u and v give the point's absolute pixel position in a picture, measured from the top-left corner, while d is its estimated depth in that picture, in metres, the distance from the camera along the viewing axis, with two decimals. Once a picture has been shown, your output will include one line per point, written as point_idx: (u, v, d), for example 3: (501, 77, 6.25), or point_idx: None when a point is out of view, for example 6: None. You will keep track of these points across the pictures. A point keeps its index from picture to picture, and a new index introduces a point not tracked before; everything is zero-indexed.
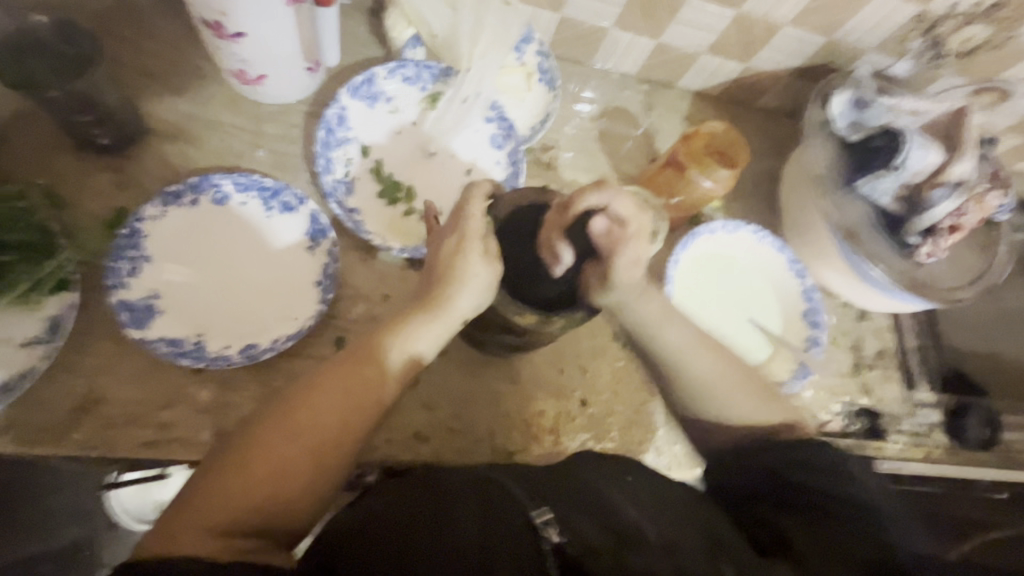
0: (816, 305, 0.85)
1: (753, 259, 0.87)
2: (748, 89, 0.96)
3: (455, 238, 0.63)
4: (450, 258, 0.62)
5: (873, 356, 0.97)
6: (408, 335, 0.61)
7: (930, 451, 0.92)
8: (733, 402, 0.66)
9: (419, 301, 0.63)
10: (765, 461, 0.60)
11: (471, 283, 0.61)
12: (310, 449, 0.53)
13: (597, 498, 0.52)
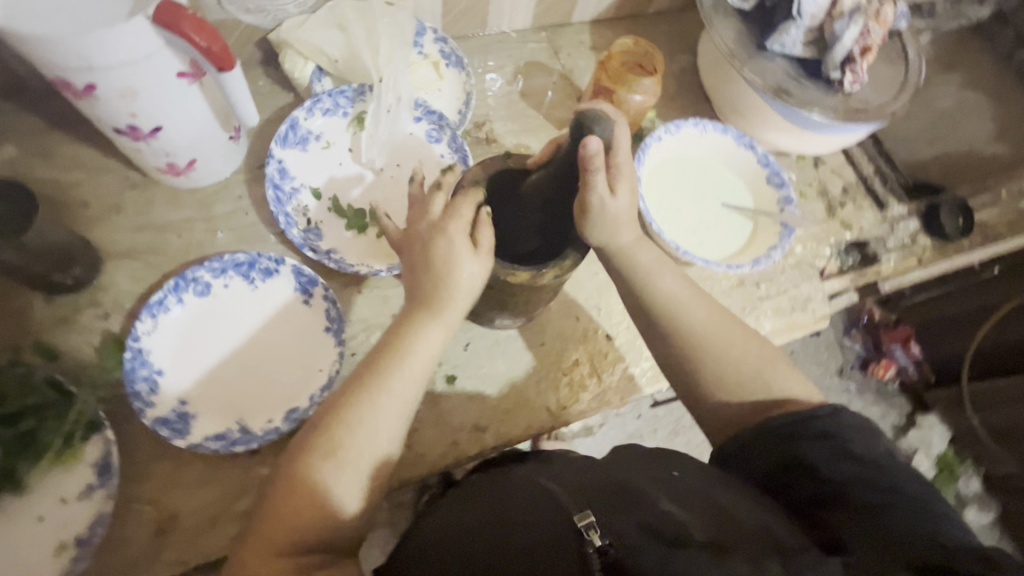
0: (776, 166, 0.89)
1: (705, 150, 0.92)
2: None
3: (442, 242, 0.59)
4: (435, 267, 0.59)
5: (842, 194, 1.03)
6: (399, 367, 0.59)
7: (919, 256, 1.01)
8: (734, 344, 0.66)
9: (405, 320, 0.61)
10: (798, 440, 0.58)
11: (452, 269, 0.58)
12: (319, 506, 0.54)
13: (637, 490, 0.53)
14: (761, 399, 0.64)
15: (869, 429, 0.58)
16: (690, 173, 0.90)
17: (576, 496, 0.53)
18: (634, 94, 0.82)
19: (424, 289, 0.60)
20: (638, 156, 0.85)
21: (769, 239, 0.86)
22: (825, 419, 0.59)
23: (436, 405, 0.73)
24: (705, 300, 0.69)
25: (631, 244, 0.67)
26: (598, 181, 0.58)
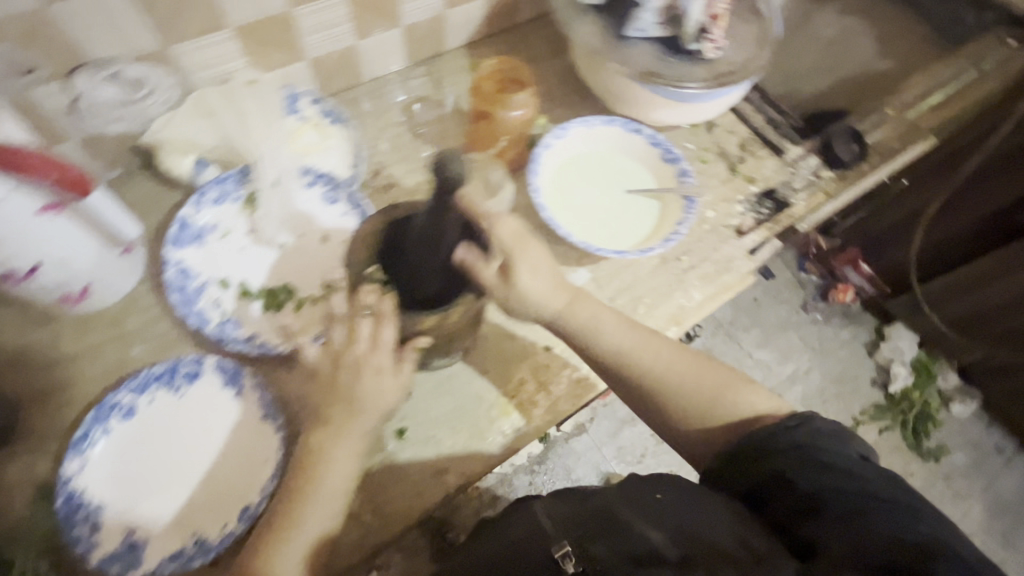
0: (665, 143, 0.92)
1: (596, 144, 0.94)
2: (503, 12, 1.01)
3: (353, 358, 0.65)
4: (356, 379, 0.65)
5: (740, 150, 1.07)
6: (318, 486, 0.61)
7: (827, 189, 1.05)
8: (673, 372, 0.74)
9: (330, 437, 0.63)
10: (774, 461, 0.63)
11: (374, 377, 0.65)
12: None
13: (615, 519, 0.61)
14: (718, 421, 0.71)
15: (833, 438, 0.64)
16: (586, 170, 0.92)
17: (566, 529, 0.61)
18: (510, 110, 0.84)
19: (347, 402, 0.64)
20: (531, 166, 0.87)
21: (676, 212, 0.89)
22: (791, 432, 0.65)
23: (381, 471, 0.73)
24: (645, 338, 0.76)
25: (565, 307, 0.73)
26: (484, 271, 0.65)
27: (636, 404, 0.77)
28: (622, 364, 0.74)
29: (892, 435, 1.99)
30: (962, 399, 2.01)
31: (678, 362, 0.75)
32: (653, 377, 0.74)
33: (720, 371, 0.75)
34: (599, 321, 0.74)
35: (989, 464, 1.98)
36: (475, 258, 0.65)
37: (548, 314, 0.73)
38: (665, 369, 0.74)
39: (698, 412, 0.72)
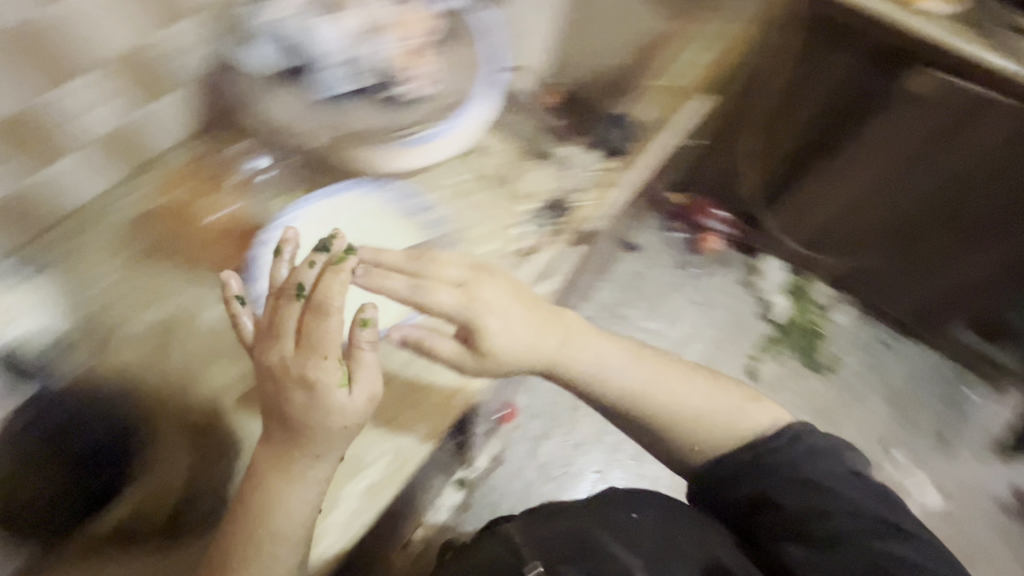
0: (401, 197, 1.03)
1: (339, 212, 1.00)
2: (215, 112, 1.08)
3: (308, 391, 0.76)
4: (317, 404, 0.76)
5: (510, 167, 1.14)
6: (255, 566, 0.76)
7: (604, 190, 1.16)
8: (673, 383, 1.03)
9: (283, 444, 0.77)
10: (775, 467, 0.97)
11: (308, 463, 0.78)
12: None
13: (586, 536, 0.98)
14: (720, 425, 1.02)
15: (817, 454, 0.97)
16: (333, 246, 0.96)
17: (545, 551, 0.96)
18: (221, 207, 1.04)
19: (321, 432, 0.76)
20: (257, 254, 0.92)
21: (439, 267, 0.94)
22: (779, 449, 0.99)
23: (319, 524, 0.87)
24: (647, 359, 1.05)
25: (558, 346, 0.96)
26: (442, 344, 0.92)
27: (653, 441, 1.05)
28: (602, 379, 0.99)
29: (790, 359, 2.07)
30: (840, 307, 2.15)
31: (660, 370, 1.03)
32: (638, 394, 1.00)
33: (728, 397, 1.05)
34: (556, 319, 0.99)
35: (874, 357, 2.10)
36: (430, 335, 0.93)
37: (546, 359, 0.96)
38: (655, 386, 1.01)
39: (719, 436, 1.01)
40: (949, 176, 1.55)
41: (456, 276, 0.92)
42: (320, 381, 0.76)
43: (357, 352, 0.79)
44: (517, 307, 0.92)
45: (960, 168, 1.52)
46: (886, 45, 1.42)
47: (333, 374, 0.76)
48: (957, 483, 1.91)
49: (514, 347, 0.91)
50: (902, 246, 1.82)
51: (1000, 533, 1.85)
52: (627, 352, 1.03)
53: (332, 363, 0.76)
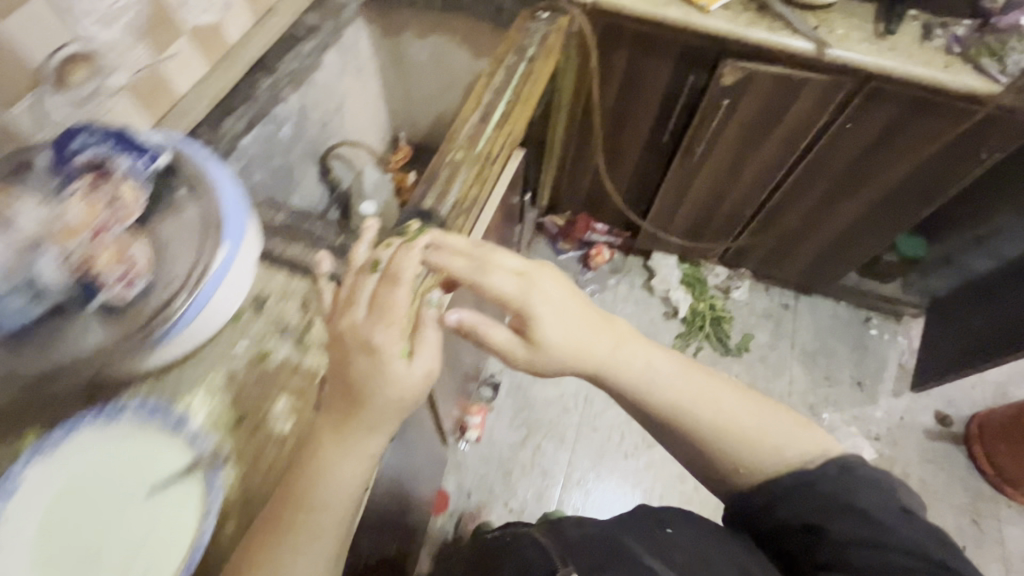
0: (147, 411, 0.73)
1: (64, 479, 0.69)
2: None
3: (370, 357, 0.65)
4: (377, 386, 0.65)
5: (303, 315, 0.87)
6: (309, 538, 0.65)
7: None
8: (725, 396, 0.87)
9: (329, 438, 0.67)
10: (819, 489, 0.81)
11: (340, 476, 0.66)
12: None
13: (622, 547, 0.86)
14: (764, 441, 0.85)
15: (868, 485, 0.81)
16: (68, 532, 0.67)
17: (581, 559, 0.83)
18: None
19: (384, 415, 0.66)
20: None
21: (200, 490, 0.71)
22: (835, 470, 0.82)
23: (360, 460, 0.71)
24: (700, 374, 0.89)
25: (608, 353, 0.85)
26: (494, 333, 0.82)
27: (695, 458, 0.89)
28: (643, 392, 0.85)
29: (705, 351, 2.05)
30: (737, 283, 2.16)
31: (703, 380, 0.88)
32: (677, 406, 0.85)
33: (780, 417, 0.88)
34: (605, 329, 0.87)
35: (779, 324, 2.13)
36: (482, 321, 0.82)
37: (592, 359, 0.84)
38: (704, 395, 0.87)
39: (762, 458, 0.85)
40: (774, 160, 1.61)
41: (513, 267, 0.84)
42: (373, 362, 0.65)
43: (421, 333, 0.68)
44: (573, 303, 0.83)
45: (780, 149, 1.57)
46: (679, 50, 1.42)
47: (395, 345, 0.65)
48: (886, 425, 1.94)
49: (558, 359, 0.83)
50: (759, 223, 1.87)
51: (937, 462, 1.88)
52: (676, 363, 0.87)
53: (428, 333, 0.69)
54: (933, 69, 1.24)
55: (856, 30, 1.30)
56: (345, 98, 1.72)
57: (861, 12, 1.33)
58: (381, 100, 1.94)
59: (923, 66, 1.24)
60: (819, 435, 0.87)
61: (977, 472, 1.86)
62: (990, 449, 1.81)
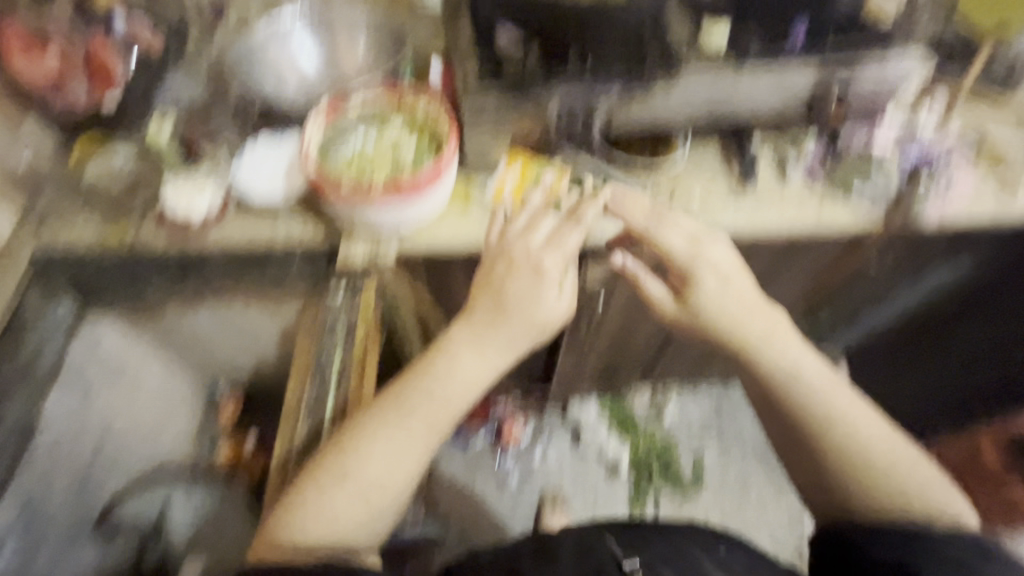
0: None
1: None
2: None
3: (542, 277, 0.94)
4: (534, 302, 0.94)
5: None
6: (407, 413, 0.91)
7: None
8: (856, 407, 0.98)
9: (465, 338, 0.95)
10: (945, 551, 0.82)
11: (484, 314, 0.95)
12: (338, 479, 0.86)
13: (686, 559, 0.95)
14: (886, 461, 0.94)
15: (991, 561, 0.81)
16: None
17: (644, 548, 0.96)
18: None
19: (523, 326, 0.94)
20: None
21: None
22: (961, 535, 0.84)
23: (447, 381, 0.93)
24: (841, 391, 0.99)
25: (763, 335, 0.99)
26: (651, 284, 1.02)
27: (808, 463, 0.99)
28: (779, 356, 0.99)
29: (664, 501, 1.81)
30: (666, 405, 1.95)
31: (829, 377, 1.00)
32: (795, 374, 0.98)
33: (924, 466, 0.95)
34: (746, 298, 0.99)
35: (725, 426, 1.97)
36: (642, 270, 1.02)
37: (752, 336, 0.99)
38: (832, 392, 0.98)
39: (897, 483, 0.93)
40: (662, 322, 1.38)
41: (688, 232, 0.98)
42: (540, 269, 0.94)
43: (570, 221, 0.96)
44: (745, 282, 0.98)
45: None
46: None
47: (552, 255, 0.95)
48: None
49: (704, 304, 0.99)
50: (647, 363, 1.67)
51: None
52: (825, 371, 1.00)
53: (567, 227, 0.96)
54: (806, 215, 1.07)
55: (713, 185, 1.10)
56: (112, 421, 1.23)
57: (710, 158, 1.12)
58: (184, 372, 1.46)
59: (794, 214, 1.07)
60: (958, 501, 0.93)
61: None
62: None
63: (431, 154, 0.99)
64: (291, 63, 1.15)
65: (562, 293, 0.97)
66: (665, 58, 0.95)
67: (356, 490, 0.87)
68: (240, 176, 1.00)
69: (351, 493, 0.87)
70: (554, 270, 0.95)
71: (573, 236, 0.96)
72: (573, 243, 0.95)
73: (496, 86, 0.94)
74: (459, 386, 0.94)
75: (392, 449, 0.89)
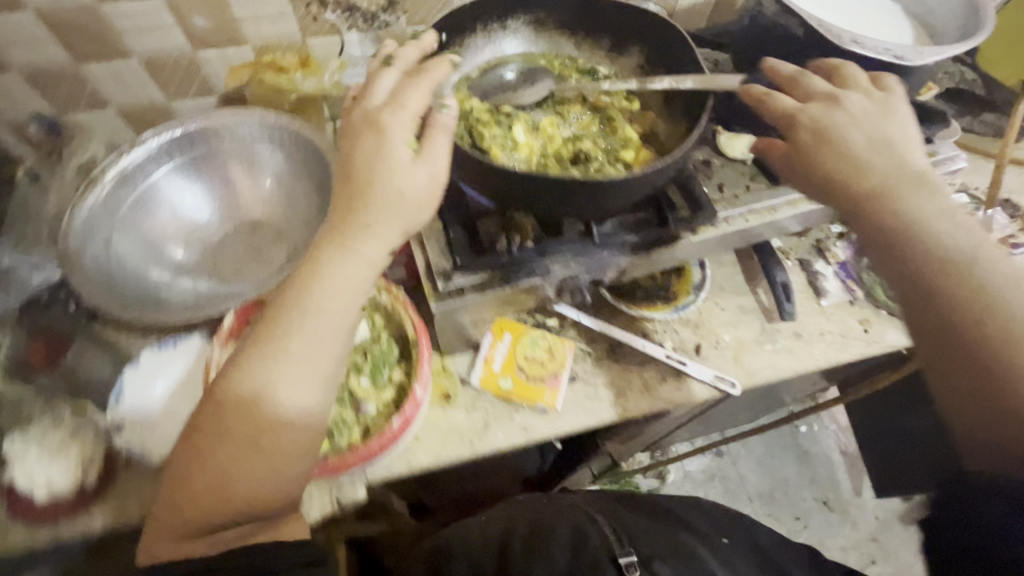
0: None
1: None
2: None
3: (412, 169, 0.56)
4: (389, 206, 0.56)
5: None
6: (289, 358, 0.54)
7: None
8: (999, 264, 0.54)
9: (327, 240, 0.56)
10: None
11: (358, 231, 0.55)
12: (239, 441, 0.53)
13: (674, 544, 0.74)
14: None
15: None
16: None
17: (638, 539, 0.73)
18: None
19: (380, 211, 0.56)
20: None
21: None
22: None
23: (340, 304, 0.56)
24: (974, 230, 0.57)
25: (880, 184, 0.59)
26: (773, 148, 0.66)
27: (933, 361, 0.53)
28: (918, 226, 0.57)
29: None
30: (664, 471, 1.83)
31: (958, 226, 0.57)
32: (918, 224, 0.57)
33: None
34: (884, 146, 0.61)
35: (727, 479, 1.87)
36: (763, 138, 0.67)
37: (894, 179, 0.60)
38: (943, 229, 0.56)
39: None
40: (675, 437, 1.20)
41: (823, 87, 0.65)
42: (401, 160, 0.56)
43: (431, 133, 0.57)
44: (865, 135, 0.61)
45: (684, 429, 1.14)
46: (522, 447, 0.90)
47: (404, 132, 0.57)
48: (869, 535, 1.81)
49: (853, 163, 0.61)
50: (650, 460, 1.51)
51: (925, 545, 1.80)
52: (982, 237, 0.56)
53: (413, 99, 0.58)
54: (853, 344, 0.90)
55: (742, 315, 0.91)
56: None
57: (732, 281, 0.94)
58: None
59: (840, 346, 0.90)
60: None
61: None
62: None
63: (393, 363, 0.74)
64: (179, 225, 0.83)
65: (432, 171, 0.57)
66: (694, 204, 0.74)
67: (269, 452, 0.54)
68: (129, 419, 0.71)
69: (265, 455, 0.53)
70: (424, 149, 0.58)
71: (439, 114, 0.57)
72: (442, 128, 0.57)
73: (483, 265, 0.68)
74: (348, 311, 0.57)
75: (296, 407, 0.54)
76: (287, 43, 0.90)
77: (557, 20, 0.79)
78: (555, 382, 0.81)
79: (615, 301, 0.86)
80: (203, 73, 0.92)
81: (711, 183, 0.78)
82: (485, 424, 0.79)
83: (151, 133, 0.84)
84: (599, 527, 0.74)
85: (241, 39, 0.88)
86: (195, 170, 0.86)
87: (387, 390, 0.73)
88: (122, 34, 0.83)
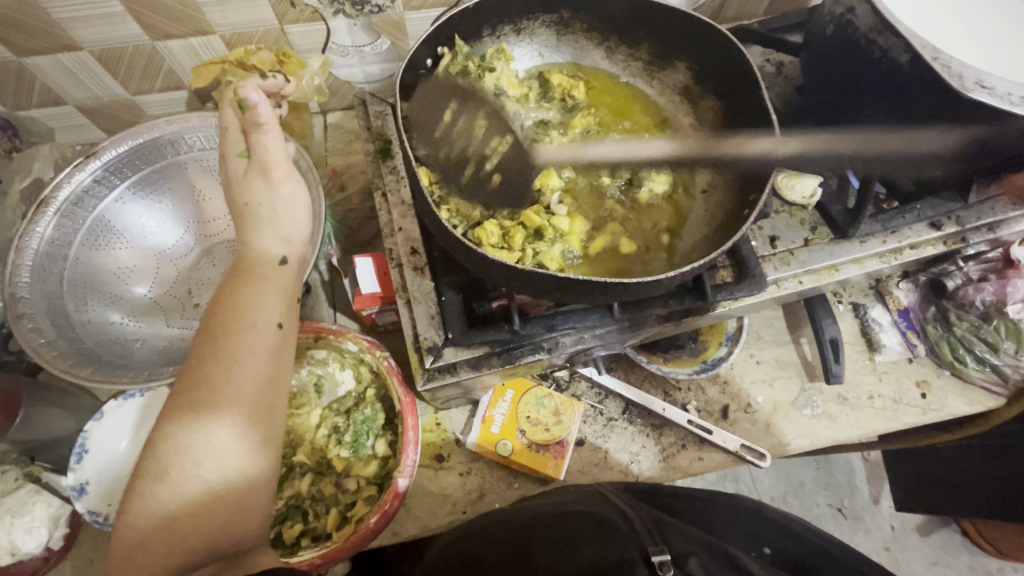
0: None
1: None
2: None
3: (264, 181, 0.56)
4: (251, 221, 0.55)
5: None
6: (237, 330, 0.50)
7: None
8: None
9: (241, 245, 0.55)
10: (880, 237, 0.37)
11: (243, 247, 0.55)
12: (186, 416, 0.47)
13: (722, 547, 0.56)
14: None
15: None
16: None
17: (681, 535, 0.56)
18: None
19: (257, 221, 0.55)
20: None
21: None
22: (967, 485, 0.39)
23: (262, 288, 0.52)
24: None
25: None
26: None
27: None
28: None
29: None
30: None
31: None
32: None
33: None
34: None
35: (739, 481, 1.30)
36: None
37: None
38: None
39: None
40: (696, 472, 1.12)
41: None
42: (248, 170, 0.56)
43: (251, 135, 0.55)
44: None
45: None
46: None
47: (235, 145, 0.57)
48: (882, 544, 1.34)
49: None
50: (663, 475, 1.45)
51: (943, 561, 1.36)
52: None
53: (230, 117, 0.57)
54: (906, 413, 0.78)
55: (778, 371, 0.80)
56: None
57: (770, 328, 0.83)
58: None
59: (891, 414, 0.78)
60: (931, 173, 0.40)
61: (978, 548, 1.37)
62: (985, 531, 1.31)
63: (377, 433, 0.67)
64: (142, 254, 0.76)
65: (280, 168, 0.56)
66: (740, 270, 0.61)
67: (221, 409, 0.48)
68: (94, 482, 0.66)
69: (218, 414, 0.47)
70: (284, 168, 0.56)
71: (248, 109, 0.54)
72: (262, 122, 0.55)
73: (478, 342, 0.57)
74: (272, 288, 0.53)
75: (248, 371, 0.49)
76: (263, 32, 0.76)
77: (585, 22, 0.67)
78: (561, 450, 0.72)
79: (635, 354, 0.76)
80: (168, 65, 0.79)
81: (761, 236, 0.67)
82: (482, 494, 0.72)
83: (108, 145, 0.71)
84: (627, 520, 0.56)
85: (207, 28, 0.73)
86: (159, 188, 0.77)
87: (369, 464, 0.66)
88: (65, 25, 0.69)
